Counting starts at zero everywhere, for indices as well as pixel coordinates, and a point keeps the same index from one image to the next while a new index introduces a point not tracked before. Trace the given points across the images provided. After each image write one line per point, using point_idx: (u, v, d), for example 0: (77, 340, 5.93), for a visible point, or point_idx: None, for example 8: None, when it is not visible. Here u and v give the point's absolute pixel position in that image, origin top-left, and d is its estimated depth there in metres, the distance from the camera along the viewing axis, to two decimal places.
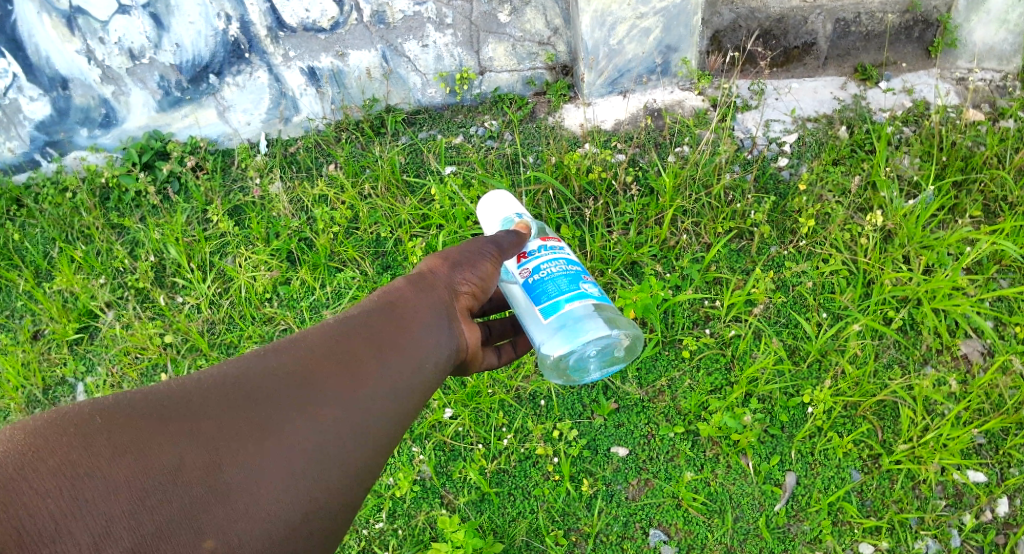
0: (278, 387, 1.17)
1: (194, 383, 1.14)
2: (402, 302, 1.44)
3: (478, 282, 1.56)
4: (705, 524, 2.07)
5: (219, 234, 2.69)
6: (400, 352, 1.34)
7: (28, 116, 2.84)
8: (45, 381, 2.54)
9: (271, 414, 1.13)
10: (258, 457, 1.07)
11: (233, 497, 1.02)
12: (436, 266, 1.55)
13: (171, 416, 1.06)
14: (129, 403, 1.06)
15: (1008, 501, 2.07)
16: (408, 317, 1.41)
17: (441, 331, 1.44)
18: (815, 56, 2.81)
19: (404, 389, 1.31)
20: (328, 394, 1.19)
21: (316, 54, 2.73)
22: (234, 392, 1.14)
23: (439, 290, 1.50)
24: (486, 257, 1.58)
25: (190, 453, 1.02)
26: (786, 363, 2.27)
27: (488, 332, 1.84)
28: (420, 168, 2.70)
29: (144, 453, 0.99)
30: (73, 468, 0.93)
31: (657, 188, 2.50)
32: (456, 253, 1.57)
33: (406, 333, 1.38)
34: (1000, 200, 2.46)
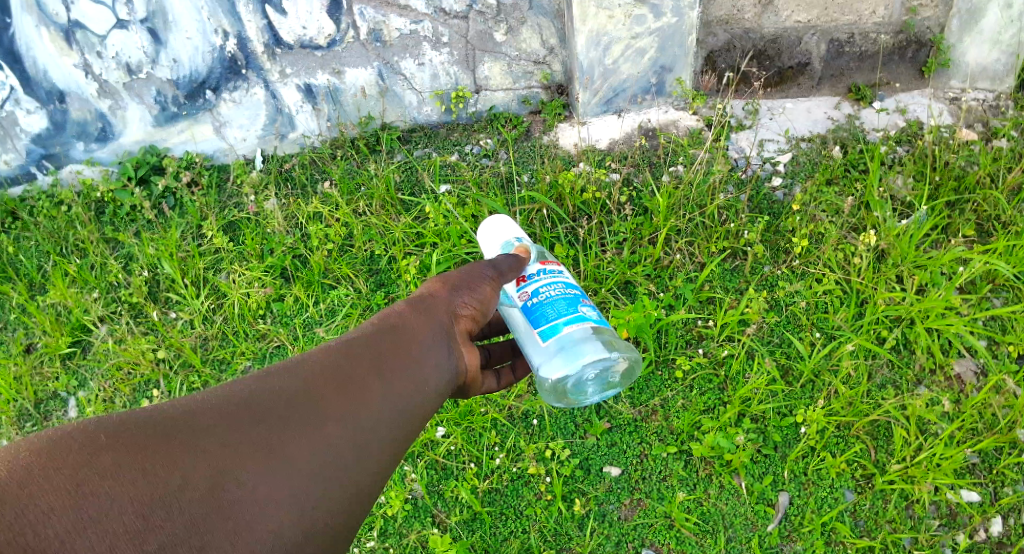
0: (281, 405, 1.15)
1: (193, 403, 1.11)
2: (402, 323, 1.43)
3: (478, 305, 1.56)
4: (697, 544, 2.07)
5: (214, 250, 2.69)
6: (401, 372, 1.34)
7: (24, 129, 2.85)
8: (37, 396, 2.52)
9: (275, 432, 1.11)
10: (264, 473, 1.05)
11: (239, 514, 0.99)
12: (437, 289, 1.55)
13: (175, 433, 1.03)
14: (131, 420, 1.01)
15: (1002, 521, 2.07)
16: (408, 338, 1.41)
17: (442, 351, 1.44)
18: (809, 76, 2.83)
19: (405, 409, 1.30)
20: (330, 413, 1.18)
21: (313, 71, 2.75)
22: (238, 411, 1.11)
23: (438, 311, 1.50)
24: (485, 280, 1.59)
25: (195, 469, 0.99)
26: (779, 383, 2.27)
27: (487, 355, 1.84)
28: (416, 186, 2.70)
29: (150, 470, 0.95)
30: (78, 484, 0.88)
31: (651, 208, 2.50)
32: (456, 276, 1.58)
33: (406, 353, 1.37)
34: (993, 219, 2.47)
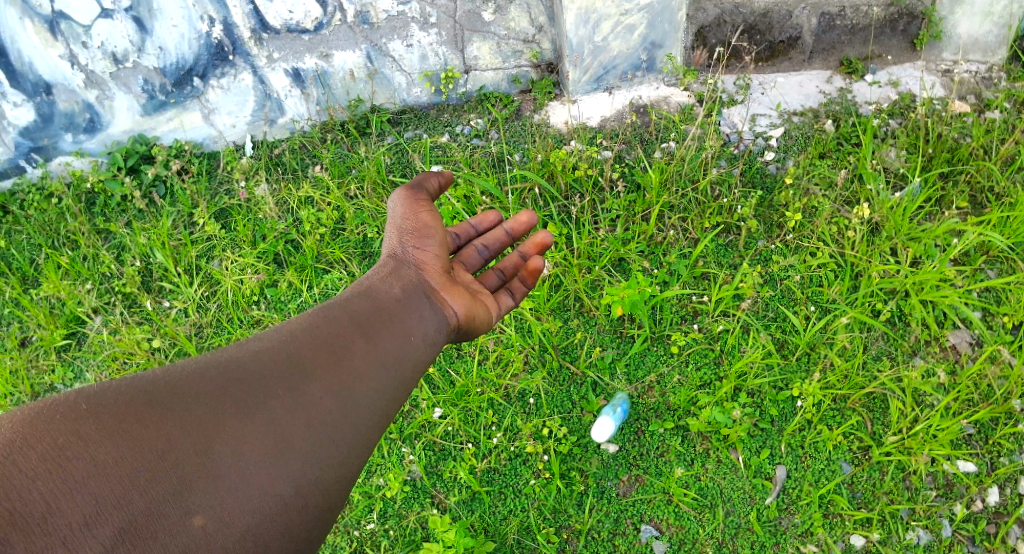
0: (266, 367, 1.39)
1: (185, 373, 1.33)
2: (374, 284, 1.71)
3: (438, 249, 1.86)
4: (695, 518, 2.08)
5: (206, 238, 2.67)
6: (381, 326, 1.57)
7: (11, 122, 2.82)
8: (34, 389, 2.52)
9: (257, 393, 1.33)
10: (247, 431, 1.27)
11: (223, 473, 1.21)
12: (394, 244, 1.85)
13: (160, 399, 1.25)
14: (119, 390, 1.24)
15: (998, 491, 2.09)
16: (385, 296, 1.67)
17: (414, 313, 1.67)
18: (800, 50, 2.81)
19: (385, 362, 1.51)
20: (310, 371, 1.41)
21: (300, 55, 2.73)
22: (223, 375, 1.34)
23: (405, 267, 1.79)
24: (421, 203, 1.89)
25: (178, 432, 1.21)
26: (775, 357, 2.27)
27: (501, 275, 2.07)
28: (407, 169, 2.69)
29: (137, 436, 1.17)
30: (63, 451, 1.11)
31: (644, 184, 2.50)
32: (404, 223, 1.86)
33: (383, 309, 1.62)
34: (987, 190, 2.47)
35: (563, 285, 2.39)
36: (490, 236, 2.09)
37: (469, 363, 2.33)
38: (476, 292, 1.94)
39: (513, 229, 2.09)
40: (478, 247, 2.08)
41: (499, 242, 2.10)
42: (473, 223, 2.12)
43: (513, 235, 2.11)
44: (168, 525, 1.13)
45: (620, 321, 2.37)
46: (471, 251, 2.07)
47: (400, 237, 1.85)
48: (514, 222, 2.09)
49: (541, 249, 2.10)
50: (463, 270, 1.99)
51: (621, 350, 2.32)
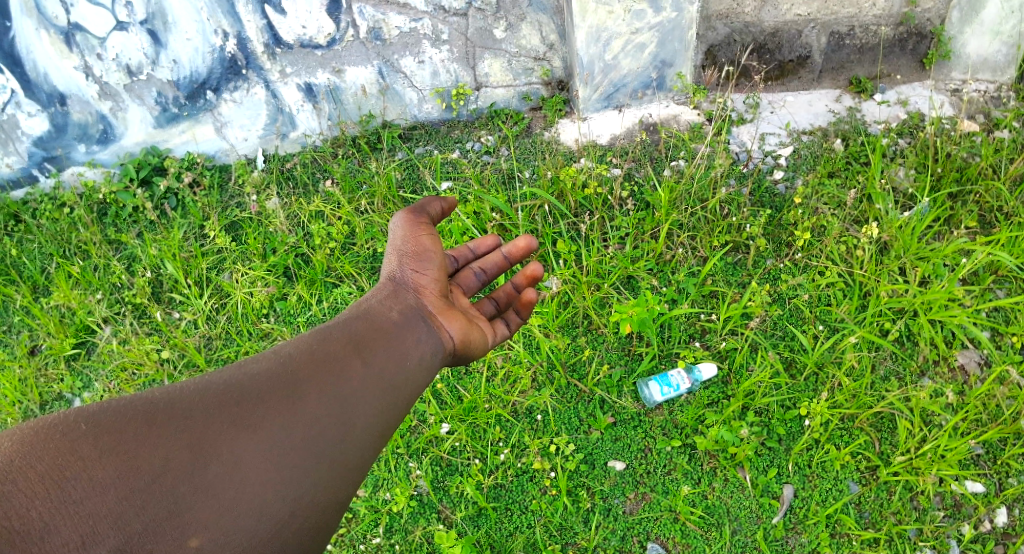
0: (264, 387, 1.38)
1: (183, 391, 1.34)
2: (374, 304, 1.70)
3: (437, 272, 1.85)
4: (702, 537, 2.07)
5: (216, 249, 2.68)
6: (379, 347, 1.55)
7: (26, 132, 2.85)
8: (42, 397, 2.53)
9: (254, 414, 1.32)
10: (243, 451, 1.27)
11: (219, 493, 1.21)
12: (393, 267, 1.84)
13: (158, 417, 1.26)
14: (117, 409, 1.25)
15: (1007, 512, 2.08)
16: (384, 316, 1.66)
17: (416, 331, 1.66)
18: (810, 69, 2.82)
19: (383, 381, 1.50)
20: (308, 388, 1.40)
21: (313, 70, 2.75)
22: (221, 395, 1.34)
23: (405, 290, 1.78)
24: (421, 227, 1.89)
25: (174, 451, 1.21)
26: (783, 376, 2.27)
27: (495, 304, 2.08)
28: (417, 184, 2.71)
29: (133, 456, 1.18)
30: (61, 471, 1.13)
31: (653, 202, 2.50)
32: (404, 246, 1.86)
33: (382, 330, 1.61)
34: (995, 210, 2.47)
35: (571, 302, 2.40)
36: (488, 261, 2.10)
37: (478, 380, 2.34)
38: (473, 316, 1.92)
39: (511, 253, 2.10)
40: (476, 271, 2.09)
41: (496, 266, 2.10)
42: (470, 246, 2.13)
43: (510, 260, 2.12)
44: (165, 546, 1.12)
45: (628, 339, 2.37)
46: (467, 275, 2.08)
47: (399, 255, 1.85)
48: (512, 247, 2.09)
49: (533, 280, 2.07)
50: (461, 295, 1.98)
51: (629, 368, 2.32)
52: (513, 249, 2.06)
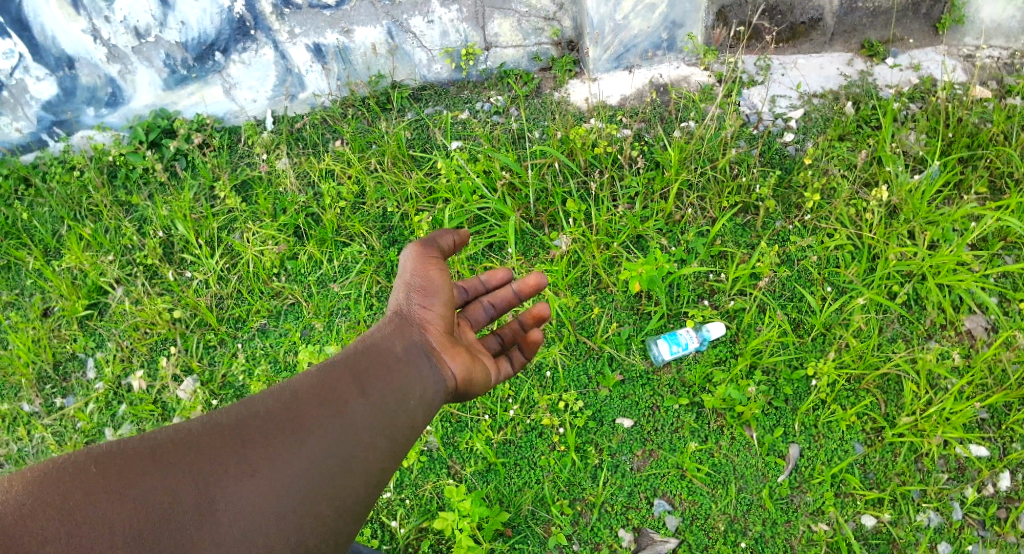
0: (267, 423, 1.35)
1: (189, 429, 1.32)
2: (378, 338, 1.64)
3: (444, 307, 1.75)
4: (708, 494, 2.10)
5: (226, 210, 2.70)
6: (382, 380, 1.51)
7: (34, 96, 2.85)
8: (56, 357, 2.56)
9: (256, 451, 1.30)
10: (249, 490, 1.25)
11: (223, 532, 1.19)
12: (400, 299, 1.75)
13: (165, 457, 1.25)
14: (125, 450, 1.24)
15: (1010, 476, 2.10)
16: (388, 349, 1.60)
17: (422, 364, 1.61)
18: (822, 32, 2.79)
19: (387, 416, 1.47)
20: (312, 425, 1.37)
21: (322, 30, 2.74)
22: (225, 432, 1.32)
23: (410, 324, 1.69)
24: (432, 261, 1.80)
25: (177, 488, 1.21)
26: (790, 336, 2.28)
27: (500, 340, 1.99)
28: (427, 144, 2.71)
29: (140, 496, 1.17)
30: (70, 514, 1.12)
31: (663, 161, 2.50)
32: (412, 279, 1.77)
33: (386, 361, 1.56)
34: (1006, 176, 2.47)
35: (581, 260, 2.41)
36: (499, 296, 2.01)
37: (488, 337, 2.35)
38: (477, 352, 1.83)
39: (521, 291, 1.98)
40: (486, 306, 2.00)
41: (505, 303, 2.01)
42: (482, 278, 2.03)
43: (520, 297, 1.99)
44: None
45: (637, 298, 2.38)
46: (477, 308, 1.98)
47: (408, 283, 1.77)
48: (523, 284, 1.97)
49: (539, 321, 1.95)
50: (468, 329, 1.89)
51: (637, 326, 2.34)
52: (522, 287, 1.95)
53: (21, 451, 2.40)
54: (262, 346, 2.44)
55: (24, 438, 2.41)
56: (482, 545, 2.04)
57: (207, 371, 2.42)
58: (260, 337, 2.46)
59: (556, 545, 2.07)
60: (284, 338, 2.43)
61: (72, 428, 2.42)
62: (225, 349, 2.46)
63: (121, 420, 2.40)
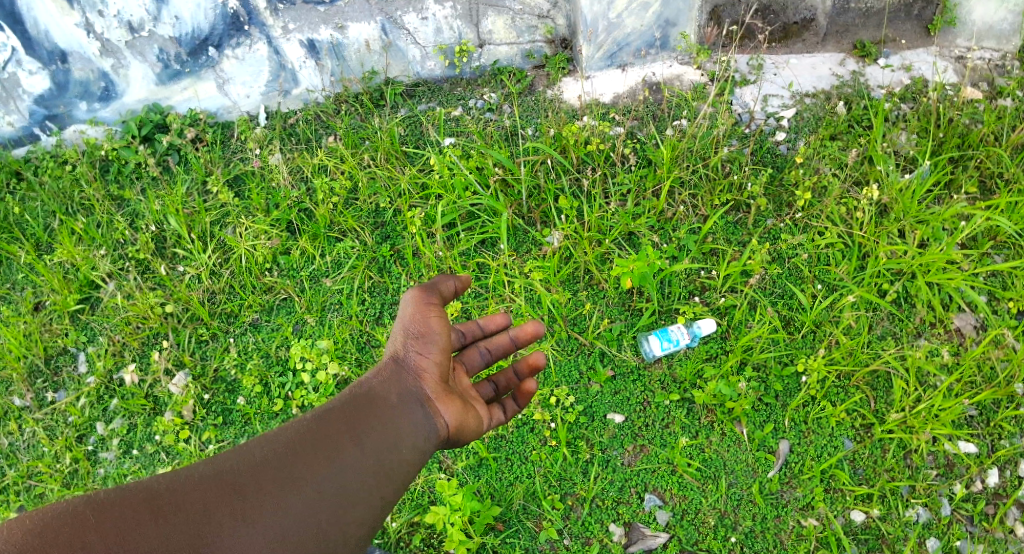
0: (264, 472, 1.33)
1: (185, 476, 1.30)
2: (373, 386, 1.61)
3: (440, 355, 1.73)
4: (699, 489, 2.12)
5: (219, 205, 2.69)
6: (375, 430, 1.49)
7: (27, 90, 2.83)
8: (47, 352, 2.54)
9: (254, 501, 1.28)
10: (243, 537, 1.23)
11: None
12: (397, 347, 1.73)
13: (160, 504, 1.23)
14: (122, 496, 1.23)
15: (998, 473, 2.12)
16: (382, 398, 1.58)
17: (415, 413, 1.58)
18: (814, 32, 2.81)
19: (379, 466, 1.45)
20: (306, 473, 1.36)
21: (316, 26, 2.75)
22: (223, 481, 1.30)
23: (406, 373, 1.66)
24: (431, 308, 1.78)
25: (176, 538, 1.18)
26: (781, 332, 2.30)
27: (494, 387, 1.94)
28: (420, 140, 2.71)
29: (135, 544, 1.15)
30: None
31: (655, 159, 2.51)
32: (410, 327, 1.74)
33: (380, 410, 1.54)
34: (996, 176, 2.49)
35: (573, 256, 2.42)
36: (495, 341, 1.95)
37: None
38: (470, 398, 1.80)
39: (518, 337, 1.95)
40: (482, 350, 1.94)
41: (502, 349, 1.95)
42: (480, 322, 1.97)
43: (517, 344, 1.95)
44: None
45: (628, 294, 2.39)
46: (473, 353, 1.93)
47: (404, 330, 1.74)
48: (521, 331, 1.95)
49: (534, 370, 1.95)
50: (463, 374, 1.86)
51: (629, 322, 2.35)
52: (521, 333, 1.94)
53: (12, 446, 2.39)
54: (254, 341, 2.44)
55: (15, 433, 2.41)
56: (473, 539, 2.04)
57: (199, 365, 2.42)
58: (252, 331, 2.47)
59: (547, 540, 2.08)
60: (277, 333, 2.44)
61: (63, 422, 2.41)
62: (218, 343, 2.46)
63: (112, 415, 2.40)
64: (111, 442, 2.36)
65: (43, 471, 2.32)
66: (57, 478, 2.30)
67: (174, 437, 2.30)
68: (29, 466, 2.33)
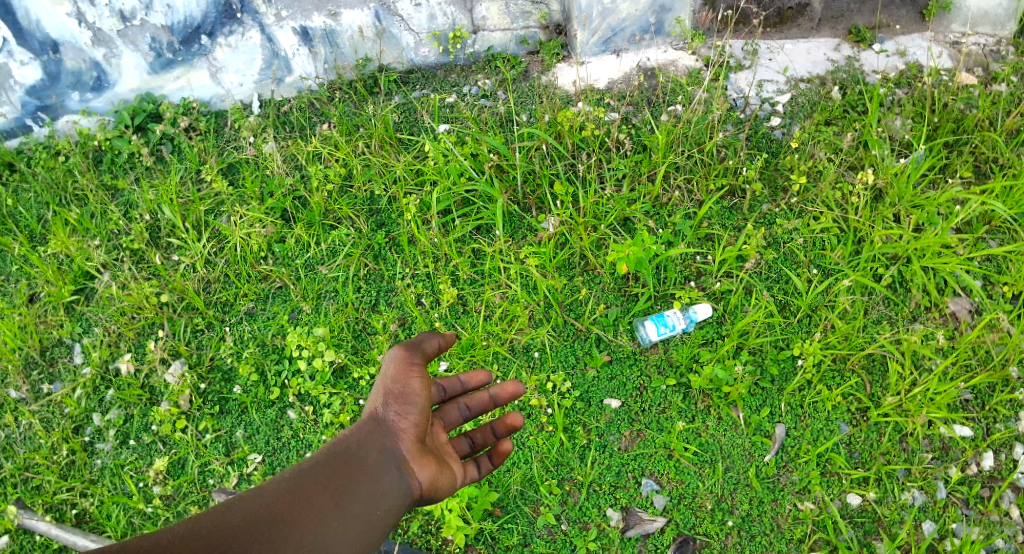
0: (248, 537, 1.32)
1: (167, 536, 1.27)
2: (351, 446, 1.58)
3: (420, 416, 1.68)
4: (696, 473, 2.12)
5: (213, 194, 2.69)
6: (354, 495, 1.49)
7: (18, 81, 2.81)
8: (42, 343, 2.53)
9: None
10: None
11: None
12: (376, 405, 1.68)
13: None
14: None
15: (993, 456, 2.13)
16: (361, 460, 1.56)
17: (393, 475, 1.57)
18: (809, 17, 2.81)
19: (357, 531, 1.46)
20: (289, 537, 1.35)
21: (309, 13, 2.74)
22: (207, 541, 1.27)
23: (384, 433, 1.62)
24: (413, 368, 1.74)
25: None
26: (777, 317, 2.30)
27: (471, 443, 1.89)
28: (414, 127, 2.71)
29: None
30: None
31: (650, 144, 2.51)
32: (391, 385, 1.70)
33: (358, 472, 1.53)
34: (990, 161, 2.49)
35: (568, 242, 2.42)
36: (475, 398, 1.90)
37: (475, 317, 2.36)
38: (445, 455, 1.74)
39: (498, 396, 1.89)
40: (460, 407, 1.88)
41: (481, 407, 1.90)
42: (461, 378, 1.94)
43: (496, 403, 1.90)
44: None
45: (624, 280, 2.39)
46: (451, 408, 1.87)
47: (384, 386, 1.70)
48: (500, 389, 1.89)
49: (511, 430, 1.90)
50: (440, 430, 1.79)
51: (625, 307, 2.35)
52: (501, 392, 1.88)
53: (8, 438, 2.38)
54: (250, 330, 2.44)
55: (11, 425, 2.39)
56: (471, 525, 2.05)
57: (195, 355, 2.41)
58: (248, 320, 2.46)
59: (545, 525, 2.09)
60: (272, 321, 2.44)
61: (60, 413, 2.40)
62: (213, 332, 2.45)
63: (109, 405, 2.39)
64: (107, 432, 2.35)
65: (40, 463, 2.31)
66: (54, 470, 2.30)
67: (170, 427, 2.30)
68: (26, 458, 2.32)
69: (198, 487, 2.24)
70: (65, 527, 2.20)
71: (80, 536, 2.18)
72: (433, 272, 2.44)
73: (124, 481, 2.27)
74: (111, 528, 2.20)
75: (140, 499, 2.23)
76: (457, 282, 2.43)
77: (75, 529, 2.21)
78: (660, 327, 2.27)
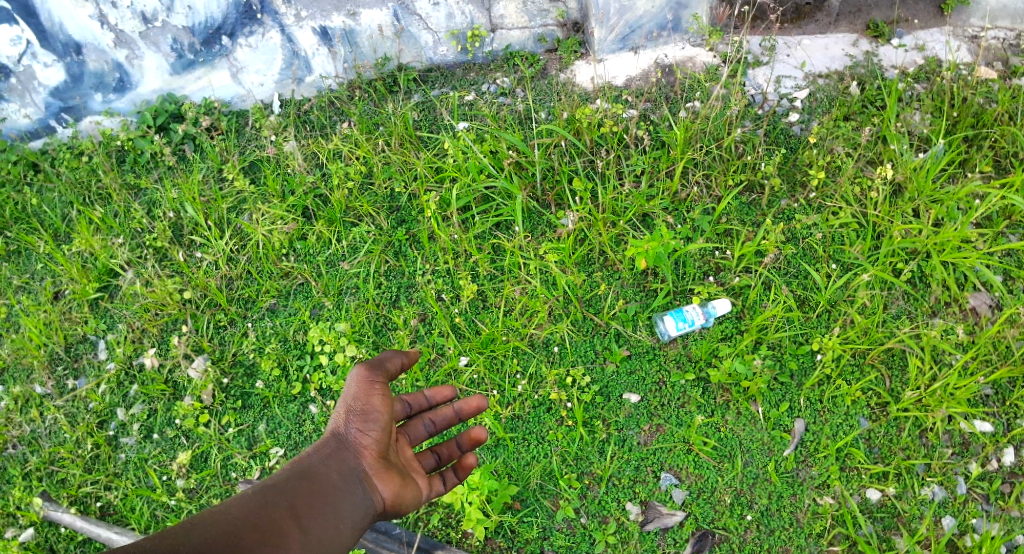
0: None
1: None
2: (312, 468, 1.57)
3: (383, 433, 1.67)
4: (715, 468, 2.13)
5: (235, 192, 2.72)
6: (317, 514, 1.48)
7: (43, 83, 2.87)
8: (67, 340, 2.57)
9: None
10: None
11: None
12: (338, 424, 1.67)
13: None
14: None
15: (1014, 452, 2.12)
16: (322, 480, 1.54)
17: (356, 494, 1.56)
18: (826, 13, 2.81)
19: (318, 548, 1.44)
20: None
21: (328, 14, 2.79)
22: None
23: (346, 451, 1.61)
24: (376, 386, 1.72)
25: None
26: (796, 312, 2.30)
27: (437, 458, 1.90)
28: (434, 125, 2.73)
29: None
30: None
31: (669, 141, 2.52)
32: (352, 403, 1.69)
33: (321, 491, 1.52)
34: (1011, 155, 2.47)
35: (587, 238, 2.43)
36: (440, 413, 1.91)
37: (495, 313, 2.39)
38: (410, 471, 1.73)
39: (462, 410, 1.91)
40: (425, 422, 1.90)
41: (447, 422, 1.91)
42: (427, 393, 1.95)
43: (461, 417, 1.92)
44: None
45: (643, 275, 2.41)
46: (417, 424, 1.89)
47: (344, 403, 1.69)
48: (465, 403, 1.92)
49: (476, 444, 1.88)
50: (405, 445, 1.79)
51: (644, 303, 2.36)
52: (463, 405, 1.91)
53: (34, 433, 2.43)
54: (272, 325, 2.47)
55: (37, 420, 2.44)
56: (490, 518, 2.07)
57: (218, 350, 2.45)
58: (270, 316, 2.49)
59: (564, 519, 2.10)
60: (294, 317, 2.47)
61: (85, 408, 2.44)
62: (236, 328, 2.49)
63: (133, 400, 2.43)
64: (131, 427, 2.39)
65: (66, 457, 2.36)
66: (80, 463, 2.35)
67: (193, 421, 2.34)
68: (52, 452, 2.37)
69: (221, 481, 2.27)
70: (90, 520, 2.24)
71: (103, 528, 2.22)
72: (453, 268, 2.46)
73: (147, 474, 2.31)
74: (135, 520, 2.24)
75: (163, 492, 2.27)
76: (476, 277, 2.45)
77: (99, 521, 2.25)
78: (678, 321, 2.28)
